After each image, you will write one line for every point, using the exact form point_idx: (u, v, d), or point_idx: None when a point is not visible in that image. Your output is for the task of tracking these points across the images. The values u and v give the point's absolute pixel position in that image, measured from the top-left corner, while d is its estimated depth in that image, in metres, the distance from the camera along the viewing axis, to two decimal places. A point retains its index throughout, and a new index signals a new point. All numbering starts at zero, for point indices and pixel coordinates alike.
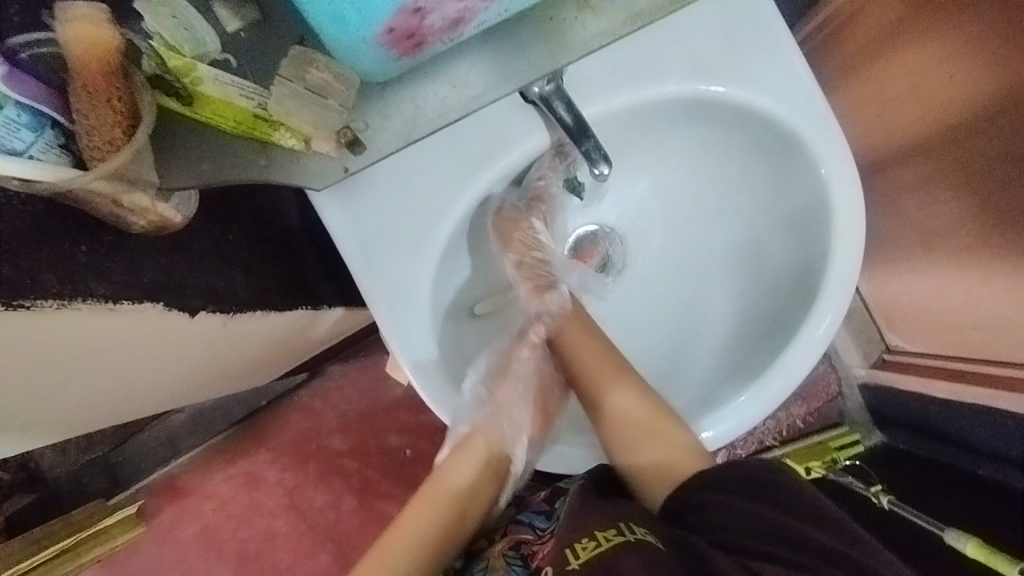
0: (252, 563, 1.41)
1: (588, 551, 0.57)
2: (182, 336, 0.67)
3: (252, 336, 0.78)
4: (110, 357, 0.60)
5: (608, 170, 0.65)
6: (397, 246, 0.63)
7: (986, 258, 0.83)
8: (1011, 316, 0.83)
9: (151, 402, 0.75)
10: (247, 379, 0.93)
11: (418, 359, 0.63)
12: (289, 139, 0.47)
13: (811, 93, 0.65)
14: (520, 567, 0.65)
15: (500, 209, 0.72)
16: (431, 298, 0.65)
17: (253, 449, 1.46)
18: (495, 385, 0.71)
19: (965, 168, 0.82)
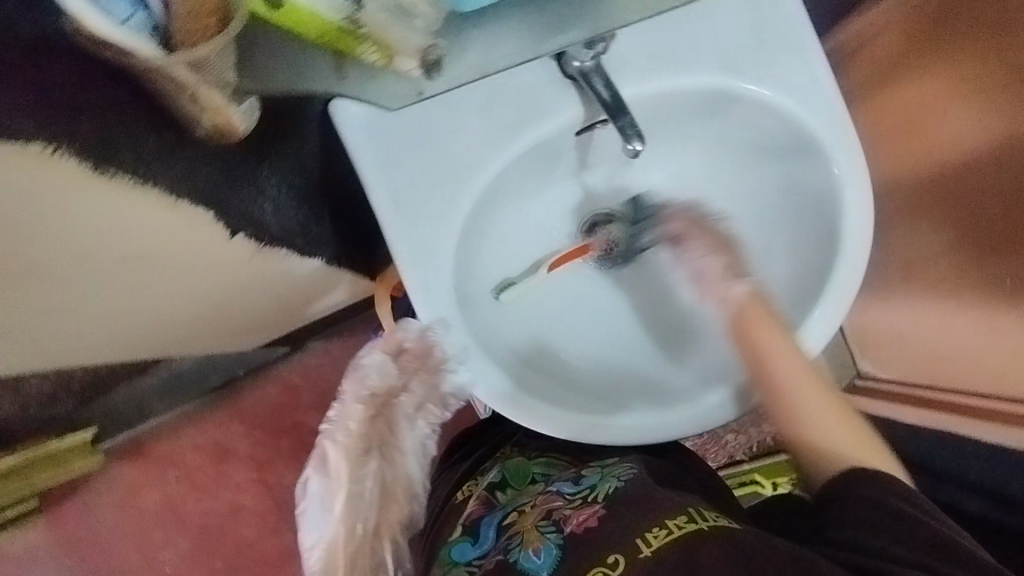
0: (214, 534, 1.46)
1: (661, 538, 0.58)
2: (214, 256, 0.71)
3: (275, 279, 0.82)
4: (146, 259, 0.65)
5: (642, 149, 0.63)
6: (428, 201, 0.64)
7: (964, 288, 0.88)
8: (974, 349, 0.88)
9: (173, 328, 0.78)
10: (267, 321, 0.98)
11: (440, 314, 0.64)
12: (372, 53, 0.53)
13: (831, 99, 0.68)
14: (556, 532, 0.64)
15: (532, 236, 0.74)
16: (457, 256, 0.65)
17: (225, 420, 1.49)
18: (323, 475, 0.83)
19: (947, 203, 0.88)
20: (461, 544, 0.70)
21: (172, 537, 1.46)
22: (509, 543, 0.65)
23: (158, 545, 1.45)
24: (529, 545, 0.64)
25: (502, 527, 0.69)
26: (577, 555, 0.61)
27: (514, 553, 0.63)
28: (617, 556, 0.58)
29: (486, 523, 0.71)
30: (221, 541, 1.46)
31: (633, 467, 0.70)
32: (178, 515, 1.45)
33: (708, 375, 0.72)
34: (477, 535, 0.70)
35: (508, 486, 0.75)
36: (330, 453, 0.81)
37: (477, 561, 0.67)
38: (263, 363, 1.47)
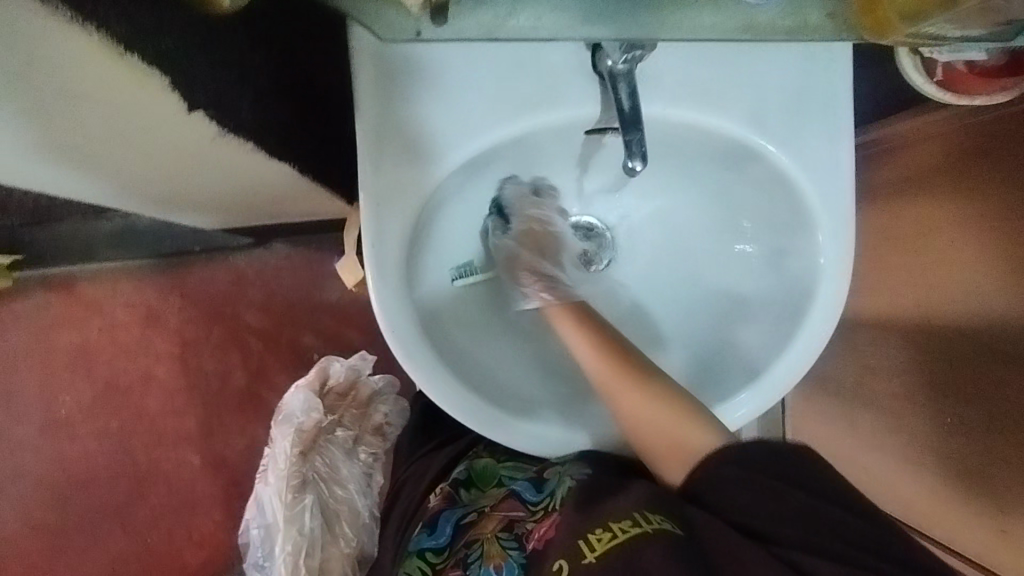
0: (119, 393, 1.47)
1: (604, 543, 0.58)
2: (166, 121, 0.59)
3: (229, 160, 0.73)
4: (80, 102, 0.52)
5: (640, 170, 0.60)
6: (413, 148, 0.61)
7: (905, 415, 0.89)
8: (897, 470, 0.93)
9: (88, 168, 0.68)
10: (206, 199, 0.90)
11: (385, 265, 0.61)
12: None
13: (847, 190, 0.66)
14: (517, 549, 0.66)
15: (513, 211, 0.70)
16: (423, 213, 0.62)
17: (166, 289, 1.49)
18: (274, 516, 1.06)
19: (916, 328, 0.87)
20: (419, 534, 0.76)
21: (77, 382, 1.47)
22: (470, 552, 0.69)
23: (62, 386, 1.47)
24: (489, 561, 0.66)
25: (459, 525, 0.74)
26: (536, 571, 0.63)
27: (474, 570, 0.67)
28: (562, 564, 0.59)
29: (445, 517, 0.75)
30: (123, 402, 1.47)
31: (586, 467, 0.68)
32: (90, 363, 1.47)
33: (627, 416, 0.70)
34: (434, 527, 0.75)
35: (472, 485, 0.79)
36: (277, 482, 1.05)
37: (431, 554, 0.73)
38: (219, 246, 1.47)
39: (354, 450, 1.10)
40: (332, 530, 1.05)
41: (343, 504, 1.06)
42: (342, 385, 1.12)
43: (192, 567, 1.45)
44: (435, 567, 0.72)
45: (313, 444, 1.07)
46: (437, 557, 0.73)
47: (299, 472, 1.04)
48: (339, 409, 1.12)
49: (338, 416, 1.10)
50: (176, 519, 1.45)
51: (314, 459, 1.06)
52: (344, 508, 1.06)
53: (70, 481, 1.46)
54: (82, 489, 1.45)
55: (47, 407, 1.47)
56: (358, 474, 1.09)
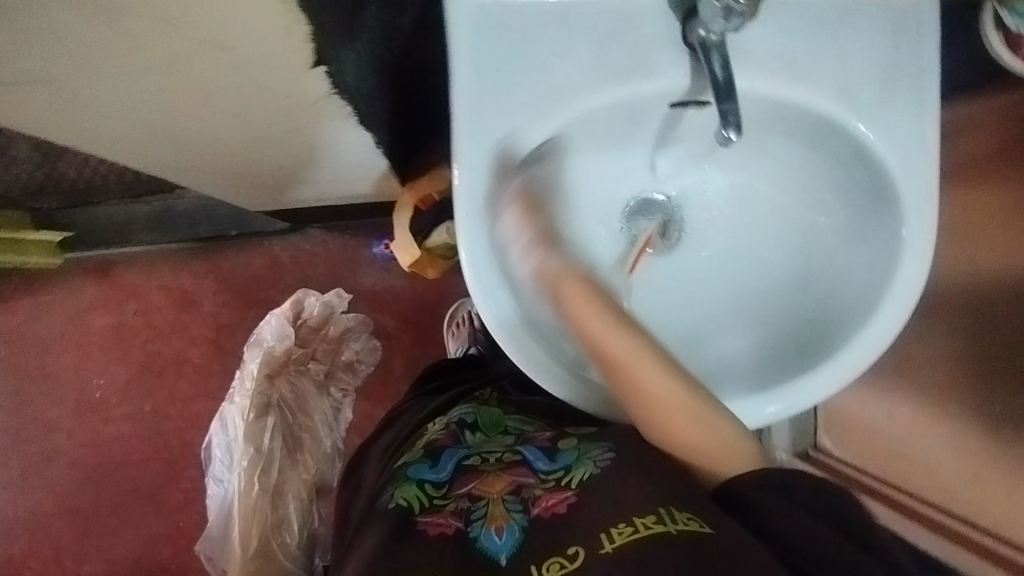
0: (153, 376, 1.47)
1: (625, 537, 0.53)
2: (267, 63, 0.63)
3: (308, 116, 0.77)
4: (194, 39, 0.56)
5: (734, 141, 0.60)
6: (507, 117, 0.61)
7: (950, 401, 0.88)
8: (935, 461, 0.90)
9: (176, 122, 0.72)
10: (268, 171, 0.93)
11: (477, 231, 0.61)
12: None
13: (931, 167, 0.66)
14: (521, 512, 0.62)
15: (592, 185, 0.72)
16: (514, 181, 0.63)
17: (201, 272, 1.50)
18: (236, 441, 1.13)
19: (966, 315, 0.86)
20: (418, 464, 0.72)
21: (111, 365, 1.48)
22: (472, 509, 0.63)
23: (96, 369, 1.47)
24: (491, 523, 0.61)
25: (462, 466, 0.71)
26: (542, 538, 0.58)
27: (474, 529, 0.61)
28: (578, 550, 0.54)
29: (448, 454, 0.73)
30: (155, 385, 1.47)
31: (610, 451, 0.65)
32: (125, 345, 1.47)
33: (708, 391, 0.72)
34: (436, 462, 0.72)
35: (478, 429, 0.78)
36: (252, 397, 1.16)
37: (429, 486, 0.68)
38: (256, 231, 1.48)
39: (322, 387, 1.27)
40: (291, 458, 1.12)
41: (305, 432, 1.16)
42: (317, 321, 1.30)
43: None
44: (431, 500, 0.66)
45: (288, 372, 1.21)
46: (435, 491, 0.68)
47: (266, 396, 1.15)
48: (313, 343, 1.30)
49: (313, 348, 1.28)
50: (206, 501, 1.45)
51: (282, 386, 1.19)
52: (306, 435, 1.16)
53: (101, 463, 1.45)
54: (114, 470, 1.45)
55: (81, 390, 1.47)
56: (323, 408, 1.24)
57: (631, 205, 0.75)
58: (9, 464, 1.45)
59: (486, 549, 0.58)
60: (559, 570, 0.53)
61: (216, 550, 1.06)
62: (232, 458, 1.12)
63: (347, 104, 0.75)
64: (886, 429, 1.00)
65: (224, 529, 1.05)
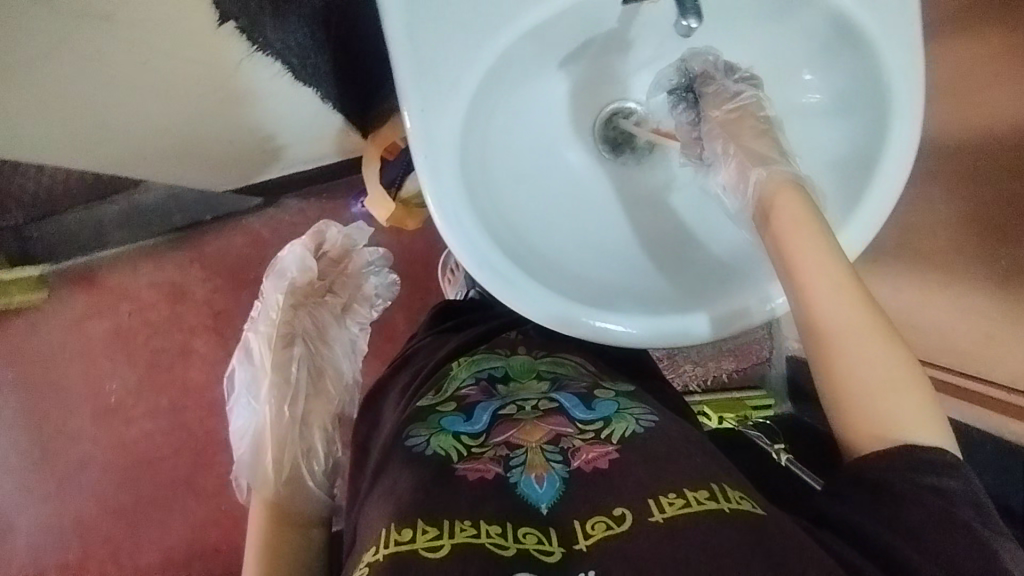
0: (162, 372, 1.48)
1: (676, 508, 0.52)
2: (164, 24, 0.62)
3: (237, 80, 0.76)
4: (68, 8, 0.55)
5: (697, 28, 0.56)
6: (445, 44, 0.57)
7: (954, 263, 0.86)
8: (956, 327, 0.89)
9: (97, 109, 0.71)
10: (224, 150, 0.91)
11: (440, 174, 0.57)
12: None
13: (913, 17, 0.60)
14: (562, 464, 0.60)
15: (558, 103, 0.68)
16: (469, 111, 0.58)
17: (186, 262, 1.48)
18: (255, 377, 0.97)
19: (969, 174, 0.81)
20: (453, 416, 0.69)
21: (119, 368, 1.48)
22: (511, 455, 0.62)
23: (105, 375, 1.48)
24: (531, 471, 0.60)
25: (498, 416, 0.68)
26: (582, 492, 0.57)
27: (515, 475, 0.59)
28: (625, 513, 0.53)
29: (481, 407, 0.70)
30: (168, 380, 1.48)
31: (653, 415, 0.68)
32: (128, 347, 1.47)
33: (700, 287, 0.67)
34: (470, 415, 0.68)
35: (510, 380, 0.76)
36: (290, 295, 1.07)
37: (466, 437, 0.65)
38: (231, 212, 1.45)
39: (341, 317, 1.12)
40: (315, 387, 0.98)
41: (328, 365, 1.03)
42: (338, 253, 1.17)
43: None
44: (469, 448, 0.63)
45: (304, 302, 1.07)
46: (473, 441, 0.65)
47: (288, 327, 1.02)
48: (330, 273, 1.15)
49: (333, 279, 1.14)
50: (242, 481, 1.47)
51: (303, 316, 1.04)
52: (330, 369, 1.02)
53: (132, 463, 1.47)
54: (146, 468, 1.47)
55: (95, 398, 1.47)
56: (345, 339, 1.09)
57: (603, 117, 0.70)
58: (43, 480, 1.46)
59: (526, 495, 0.57)
60: (605, 531, 0.52)
61: (235, 475, 0.85)
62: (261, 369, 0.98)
63: (274, 61, 0.73)
64: (896, 305, 0.99)
65: (254, 450, 0.86)
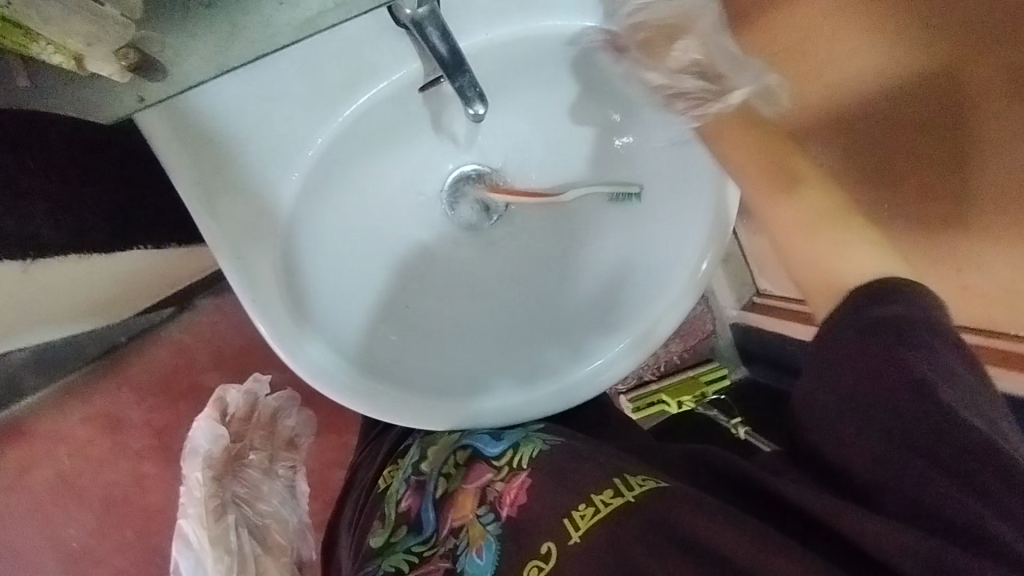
0: (119, 505, 1.34)
1: (588, 520, 0.55)
2: None
3: (63, 284, 0.75)
4: None
5: (485, 111, 0.58)
6: (243, 185, 0.56)
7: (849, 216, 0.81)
8: None
9: None
10: (121, 300, 0.90)
11: (272, 312, 0.58)
12: (51, 54, 0.39)
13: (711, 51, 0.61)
14: (494, 521, 0.63)
15: (395, 190, 0.66)
16: (287, 242, 0.59)
17: (114, 387, 1.35)
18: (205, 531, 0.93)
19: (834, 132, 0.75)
20: (403, 534, 0.72)
21: (73, 513, 1.33)
22: (458, 542, 0.65)
23: (59, 522, 1.33)
24: (473, 544, 0.63)
25: (439, 504, 0.71)
26: (513, 542, 0.60)
27: (461, 559, 0.63)
28: (550, 546, 0.56)
29: (424, 508, 0.72)
30: (127, 512, 1.34)
31: (561, 432, 0.69)
32: (76, 491, 1.33)
33: (572, 341, 0.69)
34: (418, 524, 0.72)
35: (428, 449, 0.75)
36: (212, 484, 0.97)
37: (417, 546, 0.70)
38: (146, 327, 1.34)
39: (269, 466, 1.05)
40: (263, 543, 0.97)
41: (268, 519, 1.00)
42: (246, 413, 1.07)
43: None
44: (421, 554, 0.69)
45: (228, 470, 0.99)
46: (424, 546, 0.70)
47: (218, 495, 0.96)
48: (245, 435, 1.06)
49: (249, 440, 1.05)
50: None
51: (230, 482, 0.98)
52: (271, 526, 0.99)
53: None
54: None
55: (55, 548, 1.32)
56: (278, 489, 1.05)
57: (445, 193, 0.68)
58: None
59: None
60: (539, 574, 0.56)
61: None
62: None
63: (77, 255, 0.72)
64: None
65: None
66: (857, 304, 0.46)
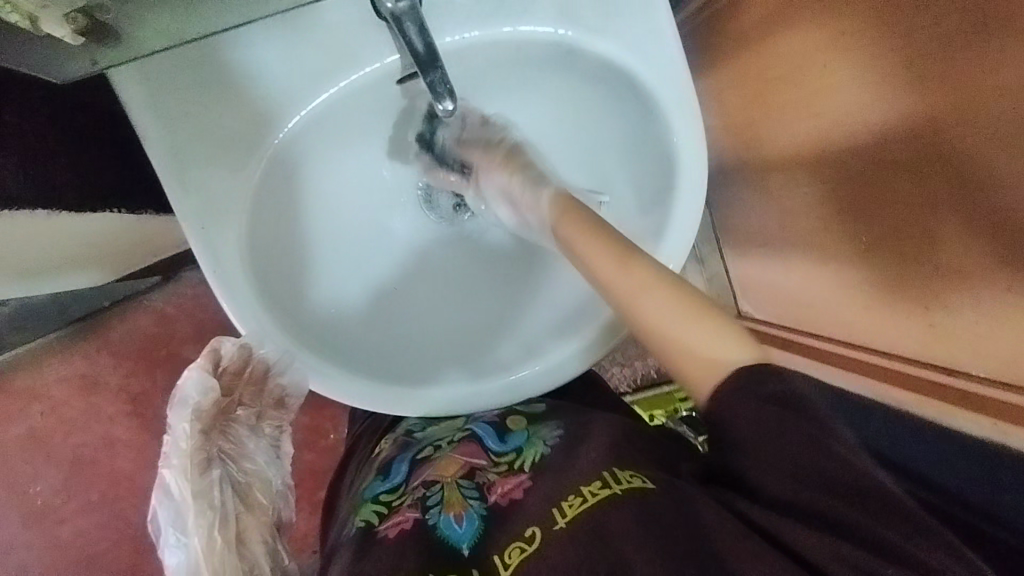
0: (88, 467, 1.34)
1: (575, 508, 0.54)
2: None
3: (33, 242, 0.74)
4: None
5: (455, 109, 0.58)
6: (214, 158, 0.58)
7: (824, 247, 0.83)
8: (820, 302, 0.87)
9: None
10: (95, 262, 0.91)
11: (230, 284, 0.59)
12: (10, 14, 0.40)
13: (681, 71, 0.64)
14: (478, 500, 0.63)
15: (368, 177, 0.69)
16: (255, 219, 0.60)
17: (93, 349, 1.36)
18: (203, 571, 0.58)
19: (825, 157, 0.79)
20: (372, 482, 0.72)
21: (41, 470, 1.33)
22: (428, 495, 0.64)
23: (25, 479, 1.33)
24: (449, 510, 0.62)
25: (416, 461, 0.71)
26: (496, 527, 0.58)
27: (433, 515, 0.61)
28: (535, 530, 0.54)
29: (399, 460, 0.73)
30: (95, 474, 1.34)
31: (559, 429, 0.70)
32: (46, 450, 1.33)
33: (526, 340, 0.70)
34: (388, 472, 0.72)
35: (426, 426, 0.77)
36: (201, 436, 0.62)
37: (385, 495, 0.69)
38: (130, 294, 1.34)
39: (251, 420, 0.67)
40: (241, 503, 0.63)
41: (251, 481, 0.65)
42: (238, 371, 0.63)
43: None
44: (390, 502, 0.67)
45: (210, 420, 0.63)
46: (391, 495, 0.68)
47: (209, 447, 0.62)
48: (230, 391, 0.65)
49: (234, 399, 0.65)
50: None
51: (220, 433, 0.64)
52: (248, 480, 0.64)
53: (73, 562, 1.33)
54: (87, 566, 1.33)
55: (20, 505, 1.33)
56: (260, 449, 0.67)
57: (421, 186, 0.72)
58: None
59: (445, 536, 0.59)
60: (520, 555, 0.53)
61: None
62: (186, 521, 0.59)
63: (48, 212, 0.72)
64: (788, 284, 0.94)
65: None
66: (733, 385, 0.47)
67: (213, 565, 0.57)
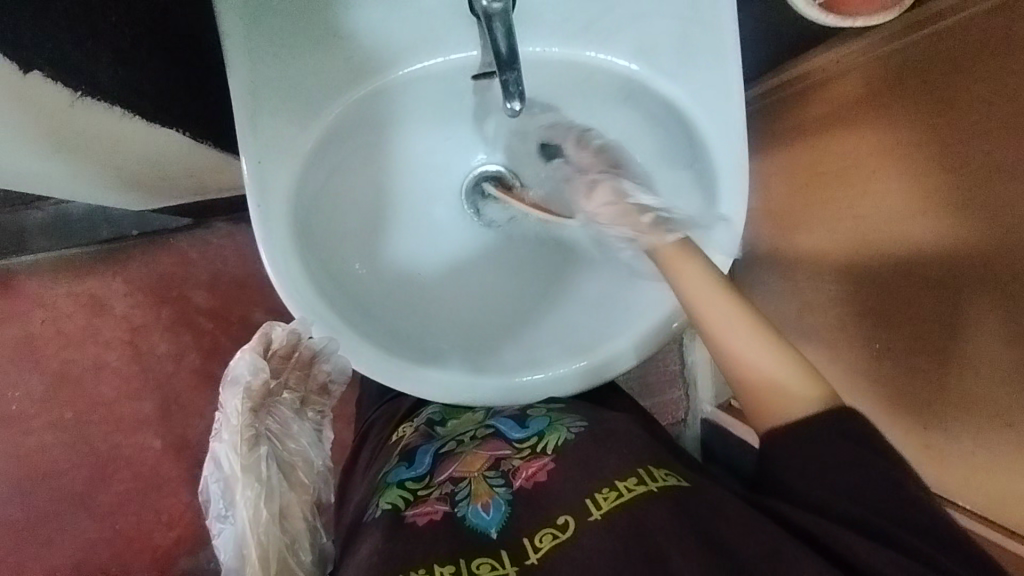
0: (71, 385, 1.33)
1: (611, 501, 0.59)
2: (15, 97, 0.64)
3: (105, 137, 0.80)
4: None
5: (521, 110, 0.62)
6: (285, 102, 0.60)
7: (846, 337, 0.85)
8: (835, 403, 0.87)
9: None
10: (150, 181, 0.95)
11: (271, 221, 0.60)
12: None
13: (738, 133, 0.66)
14: (504, 487, 0.65)
15: (422, 161, 0.71)
16: (307, 166, 0.62)
17: (107, 273, 1.35)
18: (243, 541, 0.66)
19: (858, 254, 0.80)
20: (396, 466, 0.71)
21: (25, 377, 1.33)
22: (457, 489, 0.65)
23: (7, 382, 1.32)
24: (477, 500, 0.63)
25: (440, 455, 0.71)
26: (524, 516, 0.61)
27: (462, 508, 0.63)
28: (568, 519, 0.58)
29: (423, 450, 0.72)
30: (76, 394, 1.33)
31: (582, 419, 0.72)
32: (36, 358, 1.33)
33: (534, 352, 0.70)
34: (413, 459, 0.71)
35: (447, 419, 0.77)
36: (248, 421, 0.67)
37: (411, 482, 0.68)
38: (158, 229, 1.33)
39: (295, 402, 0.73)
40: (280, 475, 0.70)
41: (293, 459, 0.71)
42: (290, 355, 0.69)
43: (164, 547, 1.33)
44: (415, 492, 0.67)
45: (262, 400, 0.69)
46: (418, 484, 0.68)
47: (253, 426, 0.67)
48: (279, 375, 0.70)
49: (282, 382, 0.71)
50: (143, 502, 1.33)
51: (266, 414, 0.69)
52: (290, 456, 0.71)
53: (29, 475, 1.32)
54: (42, 482, 1.32)
55: None
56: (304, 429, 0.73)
57: (467, 184, 0.73)
58: None
59: (475, 525, 0.61)
60: (551, 540, 0.57)
61: None
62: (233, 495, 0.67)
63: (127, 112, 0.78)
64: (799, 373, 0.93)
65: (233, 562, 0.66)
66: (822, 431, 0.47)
67: (258, 534, 0.65)
